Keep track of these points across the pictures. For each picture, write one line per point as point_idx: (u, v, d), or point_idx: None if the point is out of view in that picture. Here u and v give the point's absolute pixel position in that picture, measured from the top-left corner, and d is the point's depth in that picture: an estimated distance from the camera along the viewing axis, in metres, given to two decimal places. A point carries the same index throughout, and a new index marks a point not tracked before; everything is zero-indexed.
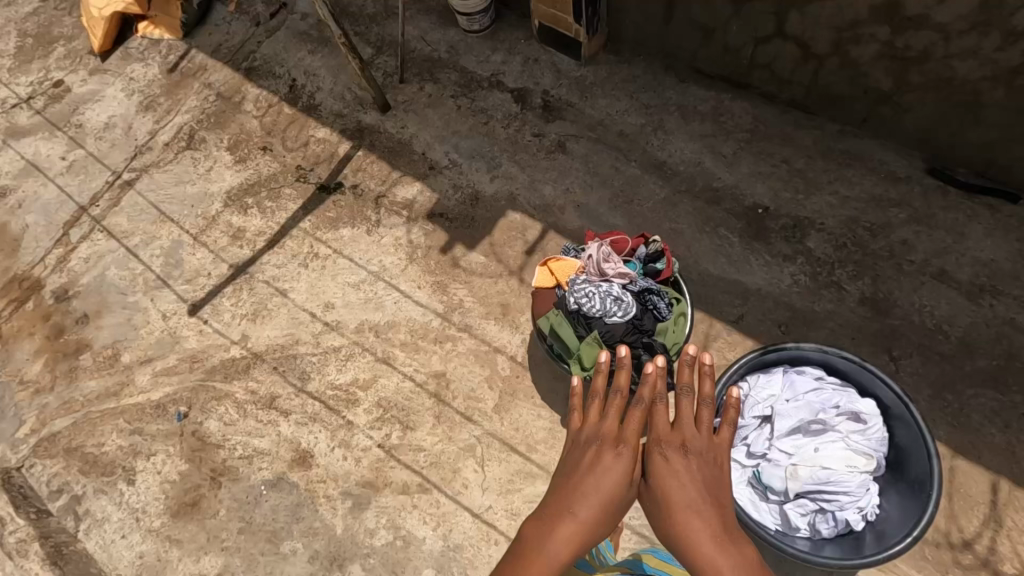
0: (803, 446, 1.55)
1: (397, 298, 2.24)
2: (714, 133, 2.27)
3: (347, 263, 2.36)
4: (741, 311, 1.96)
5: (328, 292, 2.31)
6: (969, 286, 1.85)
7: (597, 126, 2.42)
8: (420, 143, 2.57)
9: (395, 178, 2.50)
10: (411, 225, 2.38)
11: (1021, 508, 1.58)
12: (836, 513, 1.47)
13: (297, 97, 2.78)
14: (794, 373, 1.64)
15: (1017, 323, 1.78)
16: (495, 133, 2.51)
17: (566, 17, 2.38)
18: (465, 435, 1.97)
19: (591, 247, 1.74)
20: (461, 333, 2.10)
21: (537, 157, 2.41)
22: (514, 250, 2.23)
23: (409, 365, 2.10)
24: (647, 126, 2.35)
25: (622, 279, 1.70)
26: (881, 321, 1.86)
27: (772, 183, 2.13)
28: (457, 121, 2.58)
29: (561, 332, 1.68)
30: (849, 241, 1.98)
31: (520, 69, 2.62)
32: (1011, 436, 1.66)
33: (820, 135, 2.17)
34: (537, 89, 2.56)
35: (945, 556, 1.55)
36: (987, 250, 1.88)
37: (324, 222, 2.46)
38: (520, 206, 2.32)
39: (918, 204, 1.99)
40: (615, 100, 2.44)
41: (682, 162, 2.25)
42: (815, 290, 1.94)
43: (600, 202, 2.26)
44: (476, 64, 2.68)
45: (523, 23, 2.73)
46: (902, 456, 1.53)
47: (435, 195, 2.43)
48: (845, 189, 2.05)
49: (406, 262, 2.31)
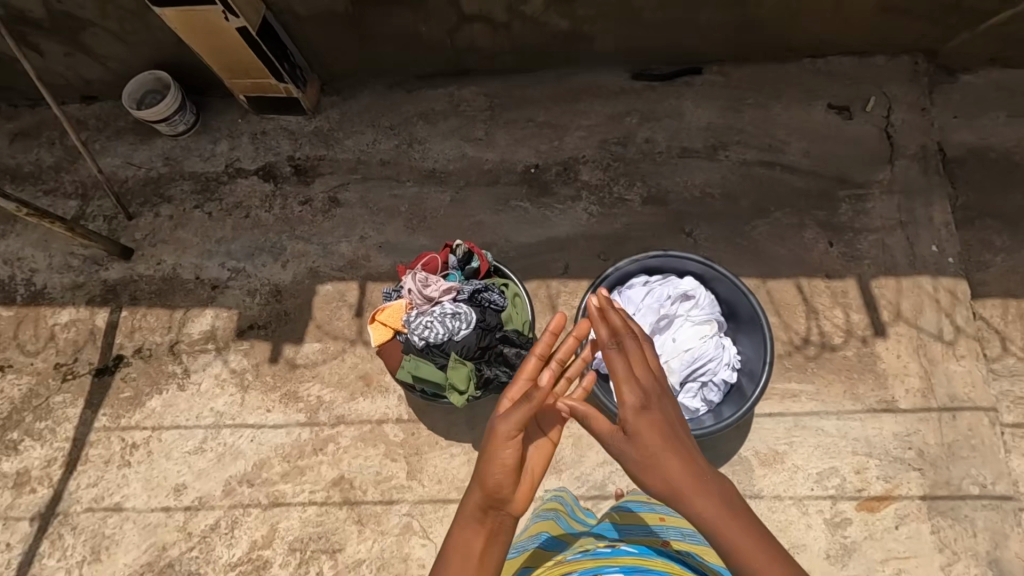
0: (665, 343, 1.73)
1: (250, 435, 1.97)
2: (461, 124, 2.36)
3: (175, 432, 2.02)
4: (563, 261, 2.09)
5: (170, 475, 1.95)
6: (706, 149, 2.18)
7: (357, 165, 2.36)
8: (188, 268, 2.28)
9: (179, 317, 2.19)
10: (225, 354, 2.11)
11: (822, 291, 1.94)
12: (712, 378, 1.70)
13: (10, 293, 2.27)
14: (626, 290, 1.80)
15: (749, 160, 2.14)
16: (261, 220, 2.33)
17: (269, 79, 2.25)
18: (395, 519, 1.81)
19: (407, 281, 1.71)
20: (337, 427, 1.92)
21: (317, 222, 2.29)
22: (344, 319, 2.11)
23: (301, 492, 1.87)
24: (401, 145, 2.36)
25: (449, 294, 1.69)
26: (665, 210, 2.12)
27: (529, 143, 2.29)
28: (215, 227, 2.34)
29: (421, 374, 1.62)
30: (611, 160, 2.22)
31: (253, 147, 2.45)
32: (789, 244, 2.01)
33: (543, 85, 2.37)
34: (280, 159, 2.42)
35: (799, 358, 1.85)
36: (703, 117, 2.22)
37: (124, 406, 2.08)
38: (327, 276, 2.20)
39: (640, 105, 2.28)
40: (360, 135, 2.40)
41: (449, 161, 2.31)
42: (608, 212, 2.14)
43: (398, 232, 2.23)
44: (204, 163, 2.44)
45: (229, 102, 2.53)
46: (732, 304, 1.76)
47: (233, 311, 2.18)
48: (585, 120, 2.29)
49: (241, 393, 2.04)
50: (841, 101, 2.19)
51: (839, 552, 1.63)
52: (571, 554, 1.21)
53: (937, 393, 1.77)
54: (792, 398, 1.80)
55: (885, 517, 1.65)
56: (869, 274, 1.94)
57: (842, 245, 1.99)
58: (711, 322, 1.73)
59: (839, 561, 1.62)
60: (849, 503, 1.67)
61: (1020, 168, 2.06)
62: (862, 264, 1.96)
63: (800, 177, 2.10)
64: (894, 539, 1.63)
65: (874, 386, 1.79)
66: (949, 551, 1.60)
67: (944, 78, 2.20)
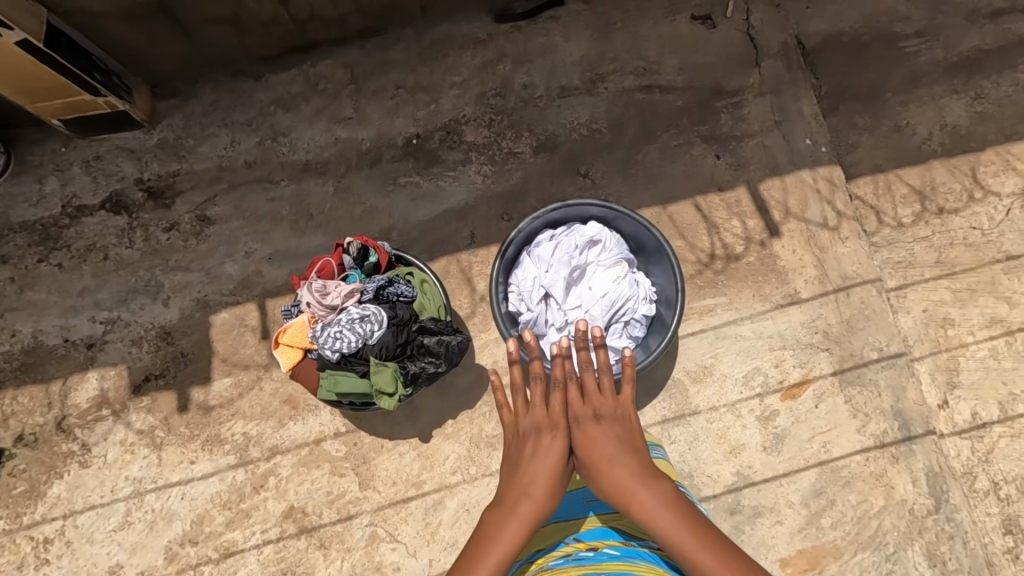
0: (583, 294, 1.73)
1: (179, 492, 1.81)
2: (324, 105, 2.14)
3: (92, 514, 1.81)
4: (468, 230, 2.01)
5: (99, 560, 1.77)
6: (585, 84, 2.12)
7: (219, 174, 2.10)
8: (51, 332, 1.97)
9: (58, 388, 1.92)
10: (126, 416, 1.89)
11: (719, 205, 1.99)
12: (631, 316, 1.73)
13: None
14: (534, 249, 1.75)
15: (628, 87, 2.11)
16: (123, 258, 2.03)
17: (82, 96, 1.91)
18: (359, 532, 1.75)
19: (304, 295, 1.57)
20: (273, 459, 1.80)
21: (191, 246, 2.04)
22: (251, 345, 1.94)
23: (253, 534, 1.76)
24: (263, 141, 2.11)
25: (353, 297, 1.57)
26: (558, 155, 2.06)
27: (404, 112, 2.12)
28: (71, 279, 2.02)
29: (343, 388, 1.52)
30: (493, 115, 2.11)
31: (89, 178, 2.11)
32: (681, 165, 2.03)
33: (404, 46, 2.17)
34: (127, 184, 2.10)
35: (709, 274, 1.92)
36: (575, 50, 2.14)
37: (22, 502, 1.83)
38: (218, 303, 1.98)
39: (510, 50, 2.16)
40: (213, 138, 2.12)
41: (322, 149, 2.10)
42: (502, 170, 2.06)
43: (285, 238, 2.03)
44: (35, 208, 2.08)
45: (44, 130, 2.14)
46: (638, 238, 1.77)
47: (121, 367, 1.93)
48: (457, 76, 2.14)
49: (156, 452, 1.85)
50: (704, 9, 2.18)
51: (773, 441, 1.77)
52: (552, 560, 1.16)
53: (831, 276, 1.91)
54: (709, 313, 1.88)
55: (806, 400, 1.80)
56: (757, 178, 2.02)
57: (729, 156, 2.04)
58: (621, 261, 1.75)
59: (775, 450, 1.77)
60: (774, 396, 1.80)
61: (870, 48, 2.18)
62: (749, 170, 2.03)
63: (679, 95, 2.10)
64: (816, 417, 1.79)
65: (779, 284, 1.90)
66: (862, 415, 1.78)
67: None
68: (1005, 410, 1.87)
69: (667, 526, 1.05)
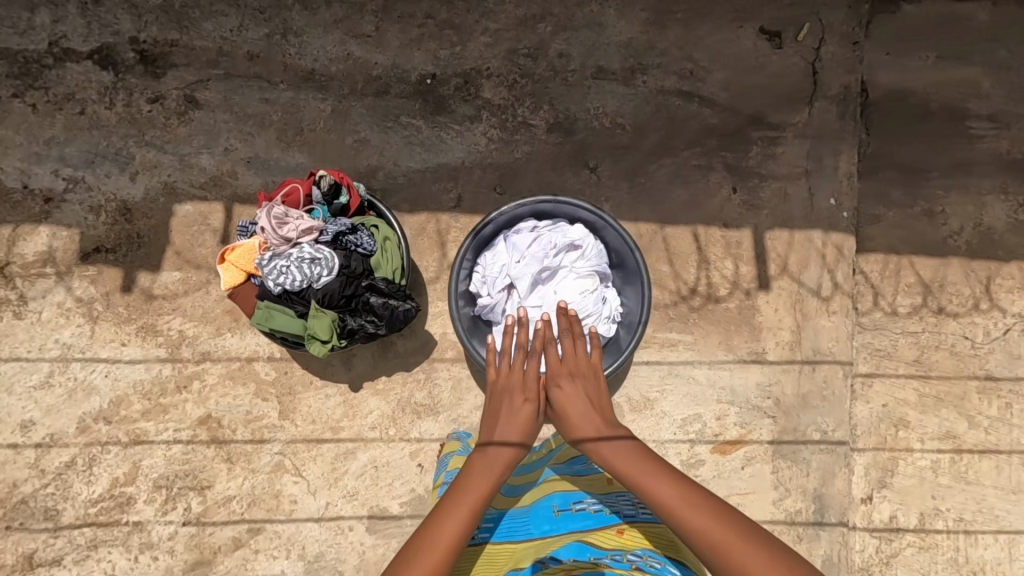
0: (546, 297, 1.65)
1: (104, 370, 1.81)
2: (345, 13, 1.97)
3: (15, 365, 1.81)
4: (456, 193, 1.90)
5: (13, 411, 1.79)
6: (623, 72, 1.95)
7: (217, 57, 1.96)
8: (11, 174, 1.90)
9: (7, 233, 1.87)
10: (69, 281, 1.85)
11: (717, 241, 1.89)
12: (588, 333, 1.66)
13: None
14: (512, 235, 1.66)
15: (666, 89, 1.95)
16: (100, 119, 1.93)
17: None
18: (267, 457, 1.77)
19: (261, 217, 1.49)
20: (202, 365, 1.79)
21: (172, 126, 1.94)
22: (208, 246, 1.89)
23: (166, 430, 1.78)
24: (272, 34, 1.96)
25: (310, 235, 1.50)
26: (571, 140, 1.93)
27: (425, 46, 1.96)
28: (42, 124, 1.93)
29: (276, 324, 1.48)
30: (517, 76, 1.95)
31: (83, 21, 1.96)
32: (693, 188, 1.91)
33: None
34: (121, 40, 1.96)
35: (683, 309, 1.85)
36: (624, 31, 1.96)
37: None
38: (185, 194, 1.91)
39: (557, 10, 1.97)
40: (220, 16, 1.96)
41: (330, 62, 1.96)
42: (509, 139, 1.93)
43: (269, 146, 1.93)
44: (19, 38, 1.95)
45: None
46: (620, 254, 1.68)
47: (74, 231, 1.88)
48: (492, 23, 1.96)
49: (90, 325, 1.84)
50: (774, 25, 1.97)
51: None
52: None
53: (803, 346, 1.84)
54: (669, 348, 1.83)
55: (734, 458, 1.78)
56: (765, 224, 1.90)
57: (745, 193, 1.91)
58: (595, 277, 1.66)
59: None
60: (704, 446, 1.78)
61: (933, 119, 2.00)
62: (760, 213, 1.91)
63: (715, 112, 1.94)
64: (737, 478, 1.77)
65: (748, 339, 1.84)
66: (782, 488, 1.77)
67: (884, 8, 2.00)
68: (923, 521, 1.86)
69: (633, 467, 1.11)
